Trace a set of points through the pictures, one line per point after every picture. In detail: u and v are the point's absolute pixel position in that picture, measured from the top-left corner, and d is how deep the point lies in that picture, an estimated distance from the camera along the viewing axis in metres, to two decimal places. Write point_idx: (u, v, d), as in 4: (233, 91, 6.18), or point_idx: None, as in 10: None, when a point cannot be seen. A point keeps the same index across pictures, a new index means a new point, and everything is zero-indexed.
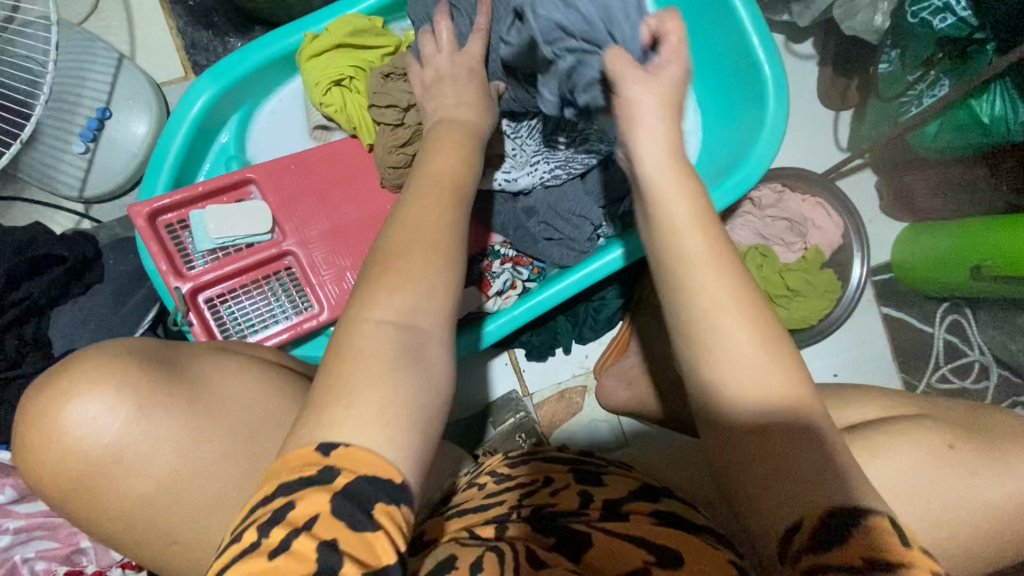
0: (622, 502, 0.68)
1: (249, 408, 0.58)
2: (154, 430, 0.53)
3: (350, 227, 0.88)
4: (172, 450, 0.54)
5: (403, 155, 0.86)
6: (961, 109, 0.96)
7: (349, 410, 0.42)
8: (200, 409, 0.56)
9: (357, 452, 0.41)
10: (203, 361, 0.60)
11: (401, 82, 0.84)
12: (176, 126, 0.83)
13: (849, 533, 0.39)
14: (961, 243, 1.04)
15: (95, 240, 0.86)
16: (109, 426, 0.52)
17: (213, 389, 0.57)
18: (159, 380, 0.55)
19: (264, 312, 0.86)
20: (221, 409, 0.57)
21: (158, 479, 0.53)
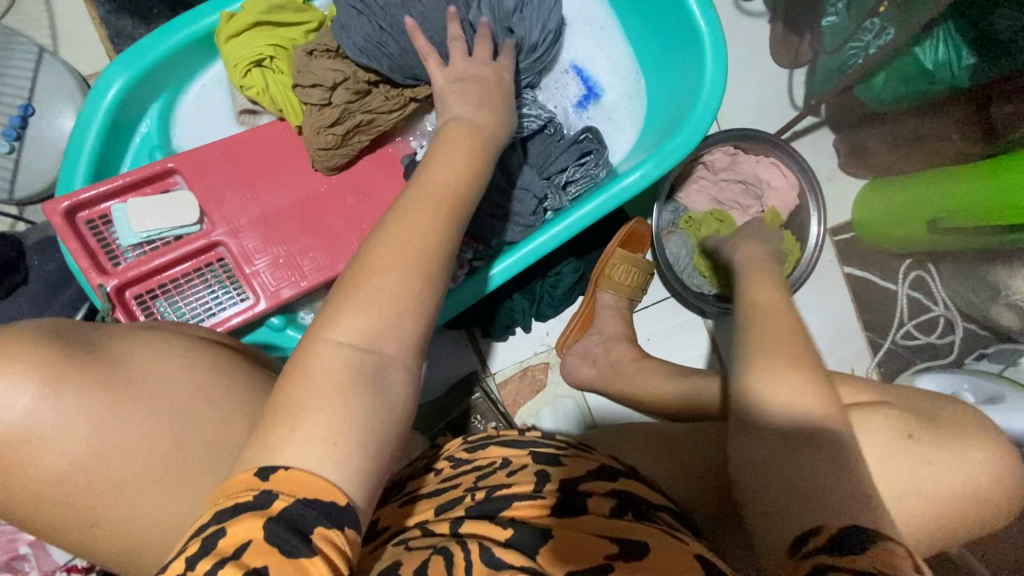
0: (578, 481, 0.66)
1: (170, 386, 0.53)
2: (69, 410, 0.48)
3: (282, 214, 0.86)
4: (87, 429, 0.49)
5: (332, 135, 0.83)
6: (907, 58, 0.95)
7: (295, 433, 0.43)
8: (119, 383, 0.51)
9: (298, 475, 0.42)
10: (125, 337, 0.54)
11: (325, 60, 0.82)
12: (90, 117, 0.80)
13: (866, 547, 0.45)
14: (926, 194, 1.01)
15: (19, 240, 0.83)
16: (13, 408, 0.46)
17: (136, 369, 0.52)
18: (70, 357, 0.49)
19: (198, 305, 0.83)
20: (143, 386, 0.52)
21: (73, 462, 0.48)
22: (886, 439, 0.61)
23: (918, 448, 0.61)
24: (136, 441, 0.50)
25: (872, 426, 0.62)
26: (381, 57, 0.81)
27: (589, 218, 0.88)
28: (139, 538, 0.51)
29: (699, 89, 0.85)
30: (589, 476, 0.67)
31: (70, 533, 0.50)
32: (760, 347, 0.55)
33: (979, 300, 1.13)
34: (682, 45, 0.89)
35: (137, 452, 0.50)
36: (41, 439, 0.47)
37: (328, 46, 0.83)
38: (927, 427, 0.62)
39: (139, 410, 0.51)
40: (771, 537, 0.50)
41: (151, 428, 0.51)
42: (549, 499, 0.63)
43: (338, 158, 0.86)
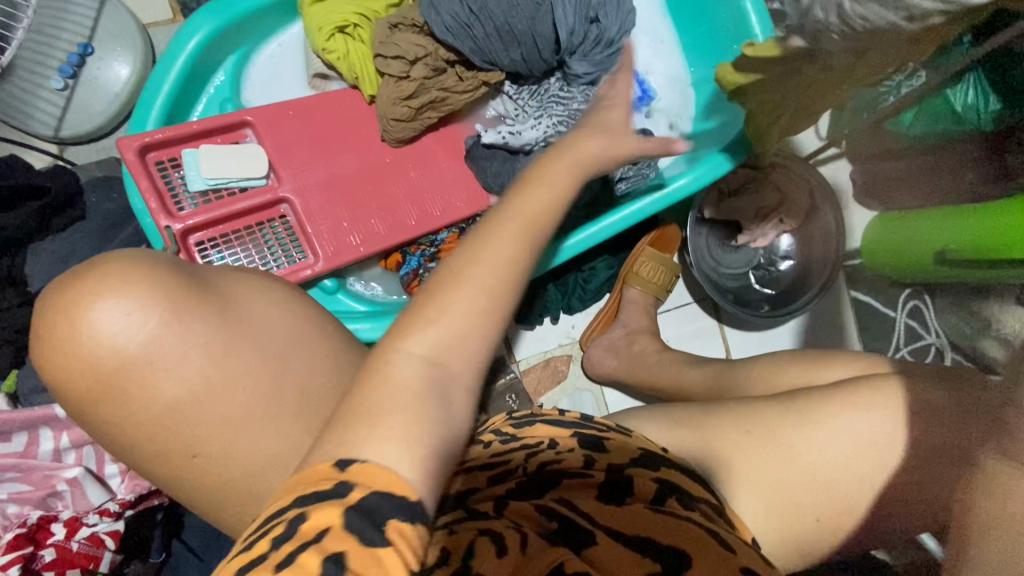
0: (624, 467, 0.61)
1: (275, 323, 0.53)
2: (187, 336, 0.49)
3: (345, 178, 0.88)
4: (202, 358, 0.49)
5: (408, 108, 0.86)
6: (939, 98, 1.02)
7: (375, 431, 0.45)
8: (233, 322, 0.51)
9: (374, 469, 0.43)
10: (226, 274, 0.55)
11: (409, 34, 0.84)
12: (170, 59, 0.82)
13: None
14: (936, 227, 1.08)
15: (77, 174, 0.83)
16: (137, 331, 0.48)
17: (240, 304, 0.52)
18: (188, 289, 0.50)
19: (256, 259, 0.84)
20: (251, 324, 0.52)
21: (190, 385, 0.49)
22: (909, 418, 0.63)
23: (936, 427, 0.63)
24: (230, 386, 0.50)
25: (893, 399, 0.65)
26: (466, 37, 0.83)
27: (636, 215, 0.93)
28: (228, 477, 0.51)
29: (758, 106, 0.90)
30: (635, 463, 0.62)
31: (159, 458, 0.50)
32: None
33: (971, 330, 1.16)
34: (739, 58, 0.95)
35: (239, 387, 0.50)
36: (161, 360, 0.48)
37: (414, 21, 0.85)
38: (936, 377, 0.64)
39: (245, 347, 0.51)
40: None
41: (251, 365, 0.51)
42: (596, 479, 0.60)
43: (409, 129, 0.88)
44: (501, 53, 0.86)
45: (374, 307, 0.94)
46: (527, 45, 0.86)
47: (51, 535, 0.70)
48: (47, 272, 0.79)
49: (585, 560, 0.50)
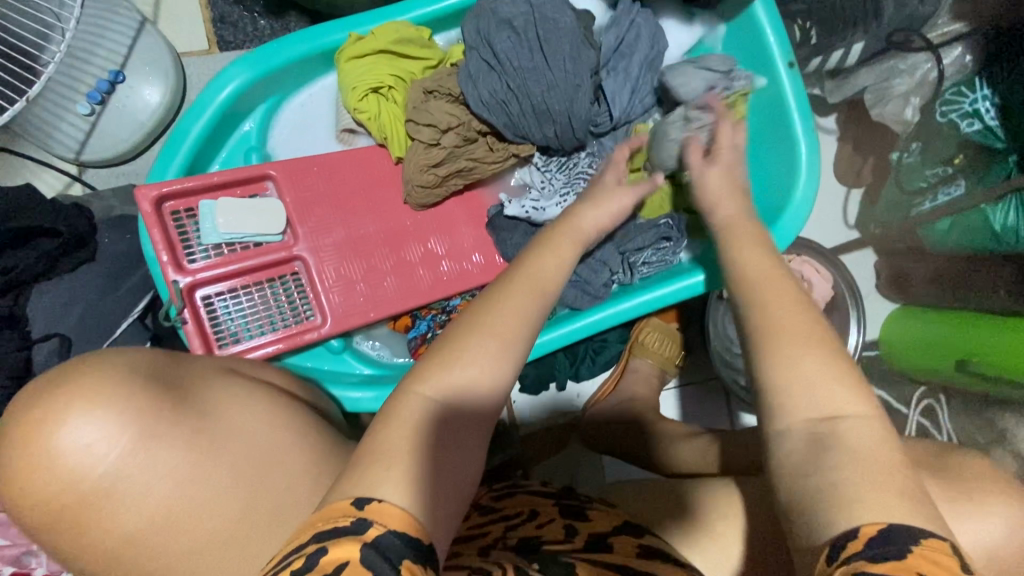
0: (606, 535, 0.65)
1: (254, 440, 0.51)
2: (155, 464, 0.46)
3: (364, 240, 0.85)
4: (171, 483, 0.46)
5: (434, 175, 0.84)
6: (974, 214, 0.96)
7: (388, 472, 0.45)
8: (206, 443, 0.48)
9: (388, 509, 0.42)
10: (210, 386, 0.53)
11: (443, 102, 0.83)
12: (201, 107, 0.81)
13: (906, 550, 0.38)
14: (955, 335, 1.03)
15: (90, 213, 0.82)
16: (105, 454, 0.44)
17: (219, 419, 0.50)
18: (161, 405, 0.47)
19: (261, 316, 0.81)
20: (229, 441, 0.50)
21: (153, 515, 0.45)
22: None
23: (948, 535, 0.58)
24: (200, 512, 0.47)
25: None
26: (501, 113, 0.82)
27: (656, 303, 0.91)
28: None
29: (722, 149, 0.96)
30: (614, 531, 0.65)
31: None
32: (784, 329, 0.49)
33: (985, 441, 1.06)
34: (772, 139, 0.95)
35: (205, 515, 0.47)
36: (121, 495, 0.44)
37: (450, 91, 0.84)
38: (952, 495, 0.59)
39: (219, 467, 0.48)
40: (806, 539, 0.42)
41: (225, 485, 0.48)
42: (578, 544, 0.62)
43: (432, 196, 0.87)
44: (535, 130, 0.84)
45: (380, 370, 0.91)
46: (562, 124, 0.83)
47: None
48: (47, 317, 0.79)
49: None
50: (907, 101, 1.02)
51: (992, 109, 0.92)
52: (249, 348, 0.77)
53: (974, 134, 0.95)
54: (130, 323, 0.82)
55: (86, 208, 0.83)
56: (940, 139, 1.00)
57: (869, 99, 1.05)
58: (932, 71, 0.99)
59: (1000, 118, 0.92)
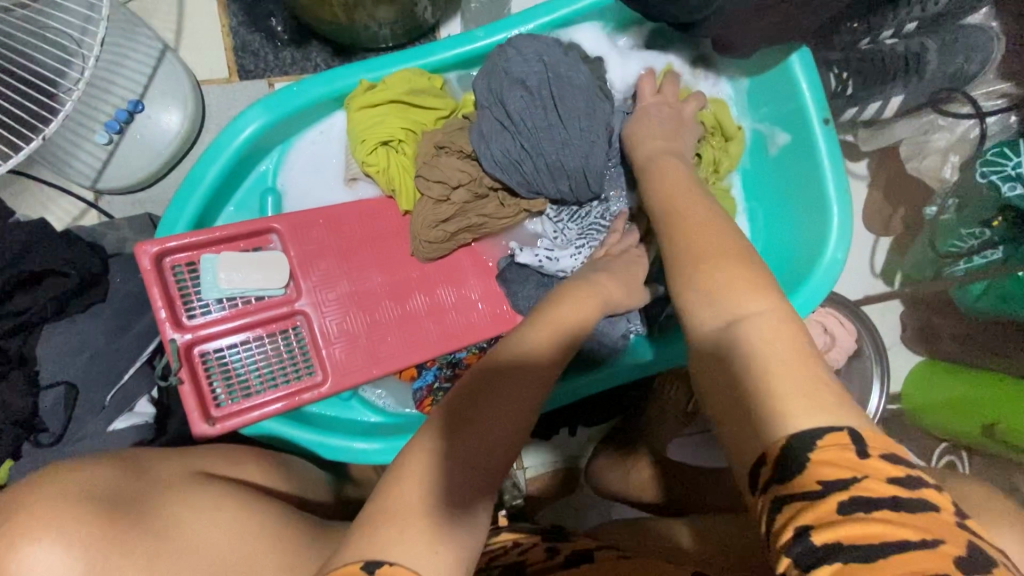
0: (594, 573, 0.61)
1: (222, 554, 0.50)
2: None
3: (370, 294, 0.83)
4: None
5: (443, 231, 0.82)
6: (1012, 281, 0.92)
7: (403, 534, 0.46)
8: (166, 569, 0.46)
9: (399, 573, 0.43)
10: (176, 499, 0.51)
11: (454, 159, 0.80)
12: (217, 152, 0.77)
13: (806, 458, 0.39)
14: (984, 396, 0.99)
15: (103, 254, 0.78)
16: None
17: (184, 535, 0.49)
18: (122, 528, 0.45)
19: (264, 372, 0.79)
20: (190, 562, 0.48)
21: None
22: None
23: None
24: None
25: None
26: (514, 172, 0.79)
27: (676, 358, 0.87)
28: None
29: (729, 136, 0.95)
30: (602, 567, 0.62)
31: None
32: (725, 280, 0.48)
33: None
34: (804, 191, 0.90)
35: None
36: None
37: (461, 148, 0.81)
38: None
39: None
40: (735, 448, 0.44)
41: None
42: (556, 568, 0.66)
43: (440, 250, 0.84)
44: (551, 187, 0.81)
45: (388, 418, 0.88)
46: (578, 178, 0.81)
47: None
48: (57, 361, 0.73)
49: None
50: (946, 159, 0.99)
51: None
52: (247, 408, 0.75)
53: (1016, 197, 0.88)
54: (137, 370, 0.75)
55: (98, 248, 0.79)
56: (977, 201, 0.94)
57: (906, 152, 1.03)
58: (974, 130, 0.97)
59: None
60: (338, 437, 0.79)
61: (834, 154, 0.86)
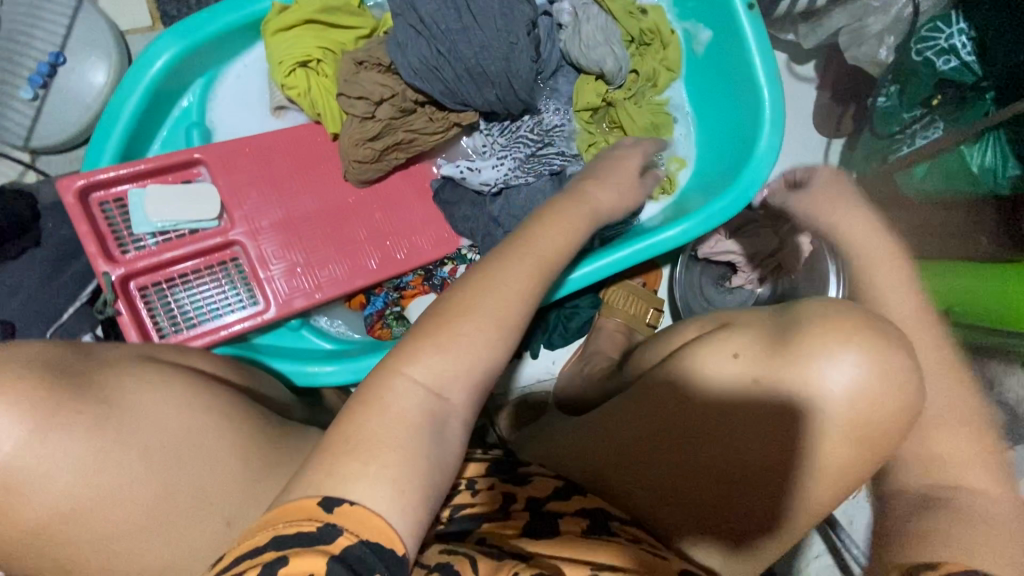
0: (544, 500, 0.64)
1: (166, 423, 0.54)
2: (54, 452, 0.49)
3: (304, 221, 0.83)
4: (70, 470, 0.49)
5: (371, 149, 0.81)
6: (952, 156, 0.92)
7: (367, 467, 0.46)
8: (111, 429, 0.51)
9: (362, 514, 0.44)
10: (122, 372, 0.55)
11: (374, 73, 0.79)
12: (132, 85, 0.77)
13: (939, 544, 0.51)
14: None
15: (36, 199, 0.78)
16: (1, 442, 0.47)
17: (126, 404, 0.53)
18: (67, 396, 0.50)
19: (206, 304, 0.80)
20: (135, 428, 0.52)
21: (56, 504, 0.49)
22: (739, 386, 0.61)
23: (768, 389, 0.59)
24: (108, 503, 0.50)
25: (726, 353, 0.62)
26: (435, 81, 0.78)
27: (624, 263, 0.87)
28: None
29: (666, 43, 0.94)
30: (555, 495, 0.64)
31: (42, 574, 0.51)
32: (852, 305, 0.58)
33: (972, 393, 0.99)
34: (737, 88, 0.90)
35: (120, 500, 0.50)
36: (19, 486, 0.48)
37: (380, 61, 0.79)
38: (778, 362, 0.59)
39: (124, 453, 0.51)
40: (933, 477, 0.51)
41: (135, 468, 0.51)
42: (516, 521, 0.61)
43: (372, 172, 0.83)
44: (477, 96, 0.80)
45: (341, 345, 0.89)
46: (503, 86, 0.80)
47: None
48: None
49: (541, 553, 0.54)
50: (882, 40, 0.96)
51: (968, 45, 0.87)
52: (192, 336, 0.76)
53: (949, 71, 0.88)
54: (77, 308, 0.75)
55: (32, 193, 0.78)
56: (916, 81, 0.92)
57: (844, 41, 0.99)
58: (907, 8, 0.93)
59: (977, 53, 0.87)
60: (289, 362, 0.82)
61: (763, 47, 0.85)
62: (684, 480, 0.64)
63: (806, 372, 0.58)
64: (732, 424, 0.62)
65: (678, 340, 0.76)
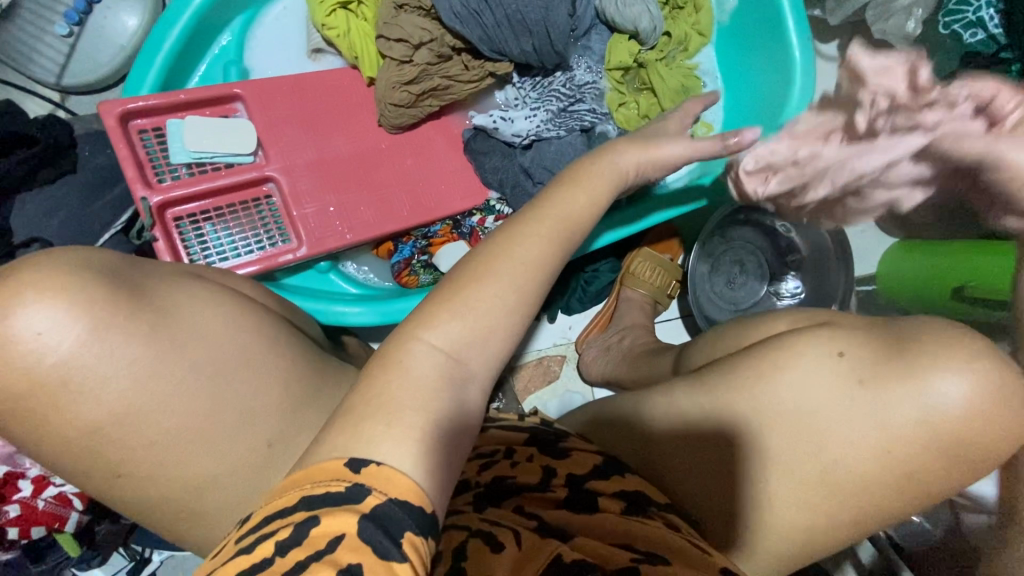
0: (588, 481, 0.58)
1: (214, 335, 0.51)
2: (112, 353, 0.47)
3: (337, 163, 0.84)
4: (127, 375, 0.48)
5: (407, 93, 0.82)
6: None
7: (391, 430, 0.42)
8: (165, 338, 0.49)
9: (390, 472, 0.40)
10: (170, 280, 0.53)
11: (414, 16, 0.80)
12: (175, 15, 0.77)
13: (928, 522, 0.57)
14: (956, 264, 0.98)
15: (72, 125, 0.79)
16: (59, 342, 0.46)
17: (178, 315, 0.50)
18: (121, 300, 0.48)
19: (238, 239, 0.81)
20: (187, 339, 0.50)
21: (111, 408, 0.47)
22: (836, 388, 0.57)
23: (872, 399, 0.56)
24: (158, 410, 0.49)
25: (831, 350, 0.58)
26: (475, 25, 0.79)
27: (644, 224, 0.88)
28: (159, 491, 0.50)
29: (699, 7, 0.96)
30: (596, 473, 0.58)
31: (82, 481, 0.50)
32: (940, 341, 0.56)
33: None
34: (770, 53, 0.91)
35: (168, 412, 0.49)
36: (79, 383, 0.47)
37: (421, 4, 0.80)
38: (895, 377, 0.56)
39: (177, 363, 0.49)
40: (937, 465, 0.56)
41: (181, 380, 0.49)
42: (558, 497, 0.56)
43: (406, 117, 0.84)
44: (515, 45, 0.81)
45: (365, 291, 0.90)
46: (540, 36, 0.81)
47: (18, 490, 0.78)
48: (30, 221, 0.75)
49: (575, 548, 0.50)
50: (911, 13, 0.96)
51: (996, 19, 0.90)
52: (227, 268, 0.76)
53: (977, 43, 0.91)
54: (112, 235, 0.76)
55: (70, 121, 0.79)
56: (943, 50, 0.93)
57: (871, 15, 0.98)
58: None
59: (1003, 26, 0.90)
60: (317, 301, 0.82)
61: (799, 11, 0.86)
62: (748, 485, 0.58)
63: (919, 385, 0.55)
64: (824, 429, 0.57)
65: (766, 331, 0.69)
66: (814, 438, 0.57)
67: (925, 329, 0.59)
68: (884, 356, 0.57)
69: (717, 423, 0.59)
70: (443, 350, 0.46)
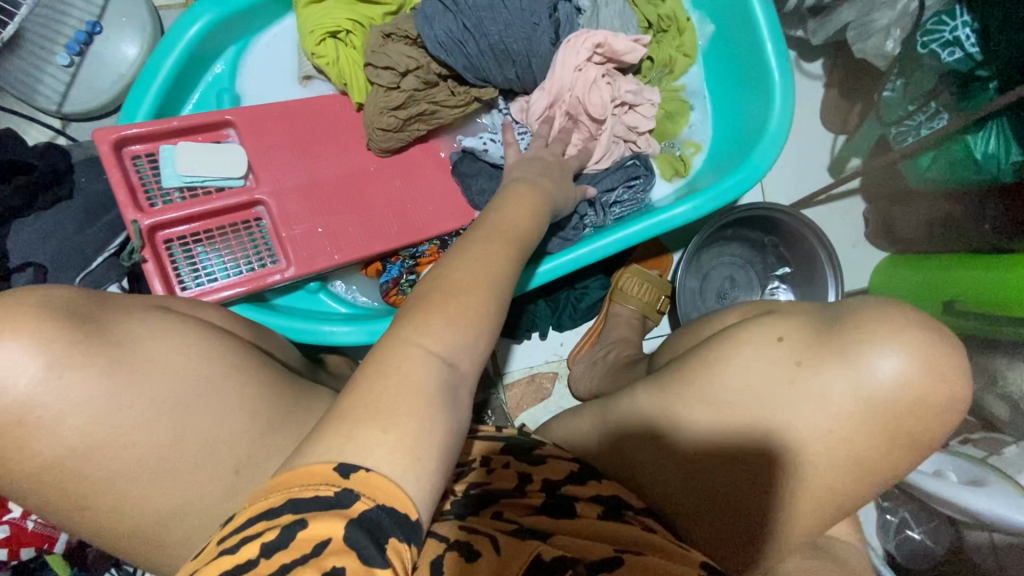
0: (562, 484, 0.60)
1: (179, 369, 0.51)
2: (72, 391, 0.47)
3: (326, 185, 0.86)
4: (89, 411, 0.48)
5: (395, 117, 0.84)
6: (958, 143, 0.93)
7: (387, 435, 0.41)
8: (125, 373, 0.49)
9: (379, 480, 0.40)
10: (135, 317, 0.52)
11: (400, 44, 0.83)
12: (169, 46, 0.80)
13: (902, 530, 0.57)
14: (944, 276, 0.98)
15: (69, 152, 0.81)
16: (17, 381, 0.45)
17: (140, 353, 0.50)
18: (77, 338, 0.47)
19: (229, 260, 0.83)
20: (153, 374, 0.50)
21: (75, 439, 0.47)
22: (775, 371, 0.58)
23: (809, 381, 0.57)
24: (122, 441, 0.49)
25: (770, 334, 0.60)
26: (459, 54, 0.81)
27: (633, 240, 0.88)
28: (135, 517, 0.50)
29: (681, 31, 0.97)
30: (571, 479, 0.61)
31: (55, 510, 0.50)
32: (882, 314, 0.56)
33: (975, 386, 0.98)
34: (751, 77, 0.92)
35: (132, 442, 0.49)
36: (41, 416, 0.46)
37: (407, 33, 0.83)
38: (827, 355, 0.56)
39: (143, 396, 0.49)
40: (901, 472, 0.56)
41: (145, 413, 0.49)
42: (534, 503, 0.58)
43: (395, 140, 0.86)
44: (497, 72, 0.84)
45: (355, 310, 0.92)
46: (522, 64, 0.85)
47: (8, 511, 0.78)
48: (23, 247, 0.75)
49: (554, 545, 0.52)
50: (889, 33, 0.98)
51: (972, 37, 0.90)
52: (214, 290, 0.78)
53: (954, 62, 0.91)
54: (105, 258, 0.77)
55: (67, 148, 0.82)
56: (920, 71, 0.96)
57: (851, 36, 1.02)
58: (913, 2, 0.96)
59: (980, 44, 0.89)
60: (307, 322, 0.83)
61: (777, 36, 0.88)
62: (722, 492, 0.59)
63: (854, 361, 0.55)
64: (780, 425, 0.58)
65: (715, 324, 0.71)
66: (772, 433, 0.58)
67: (857, 307, 0.58)
68: (826, 336, 0.57)
69: (688, 434, 0.60)
70: (440, 357, 0.47)
